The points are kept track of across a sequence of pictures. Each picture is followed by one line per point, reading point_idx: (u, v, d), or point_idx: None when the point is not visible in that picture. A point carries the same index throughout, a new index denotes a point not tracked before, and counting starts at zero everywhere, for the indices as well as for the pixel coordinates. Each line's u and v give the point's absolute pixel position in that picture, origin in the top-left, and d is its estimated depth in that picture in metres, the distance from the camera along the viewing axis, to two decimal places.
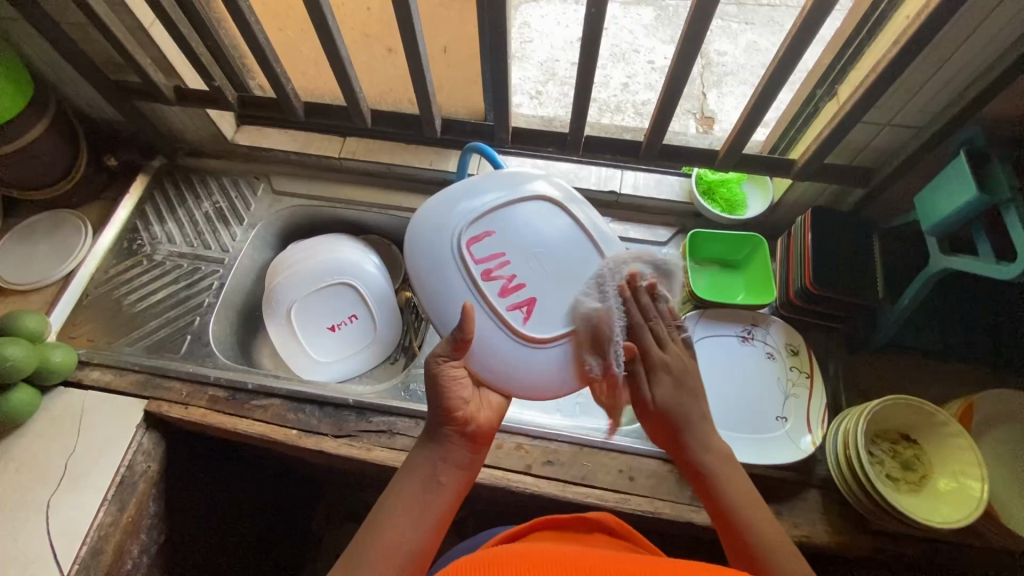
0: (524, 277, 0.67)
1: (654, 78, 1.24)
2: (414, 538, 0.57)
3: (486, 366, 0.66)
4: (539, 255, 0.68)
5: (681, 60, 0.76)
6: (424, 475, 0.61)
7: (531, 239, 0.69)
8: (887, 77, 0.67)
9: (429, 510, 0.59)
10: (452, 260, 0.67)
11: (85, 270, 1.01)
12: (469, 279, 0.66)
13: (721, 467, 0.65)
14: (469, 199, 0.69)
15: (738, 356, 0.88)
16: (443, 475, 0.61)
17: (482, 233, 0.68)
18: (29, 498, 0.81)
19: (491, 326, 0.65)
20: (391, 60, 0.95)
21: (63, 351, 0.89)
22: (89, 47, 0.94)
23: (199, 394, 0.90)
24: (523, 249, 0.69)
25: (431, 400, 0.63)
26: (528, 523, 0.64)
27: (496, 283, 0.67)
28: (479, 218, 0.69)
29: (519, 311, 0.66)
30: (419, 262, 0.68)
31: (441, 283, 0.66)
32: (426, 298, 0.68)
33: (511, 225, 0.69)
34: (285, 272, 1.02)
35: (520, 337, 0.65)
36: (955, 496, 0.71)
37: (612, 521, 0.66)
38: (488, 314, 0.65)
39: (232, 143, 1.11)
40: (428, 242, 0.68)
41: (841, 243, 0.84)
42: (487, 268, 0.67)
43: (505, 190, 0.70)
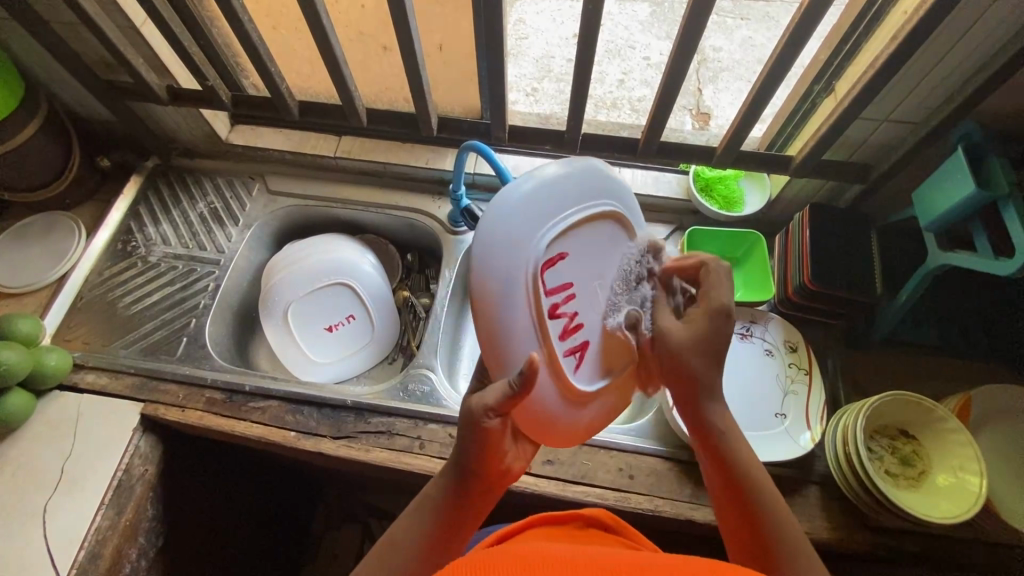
0: (586, 318, 0.59)
1: (650, 74, 1.24)
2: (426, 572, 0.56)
3: (530, 418, 0.58)
4: (600, 290, 0.61)
5: (678, 57, 0.75)
6: (440, 518, 0.57)
7: (596, 270, 0.60)
8: (885, 74, 0.67)
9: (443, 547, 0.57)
10: (525, 288, 0.53)
11: (79, 272, 1.00)
12: (540, 314, 0.54)
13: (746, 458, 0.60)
14: (541, 205, 0.54)
15: (737, 353, 0.88)
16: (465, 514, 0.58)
17: (557, 257, 0.56)
18: (25, 503, 0.81)
19: (548, 375, 0.56)
20: (386, 58, 0.94)
21: (58, 354, 0.88)
22: (80, 47, 0.93)
23: (196, 397, 0.89)
24: (588, 277, 0.60)
25: (469, 445, 0.56)
26: (522, 520, 0.65)
27: (560, 322, 0.56)
28: (556, 238, 0.55)
29: (574, 358, 0.58)
30: (480, 282, 0.52)
31: (509, 317, 0.52)
32: (484, 332, 0.53)
33: (579, 248, 0.58)
34: (281, 272, 1.02)
35: (571, 389, 0.58)
36: (954, 491, 0.71)
37: (605, 516, 0.67)
38: (547, 363, 0.56)
39: (227, 144, 1.10)
40: (494, 258, 0.52)
41: (839, 239, 0.84)
42: (556, 303, 0.56)
43: (581, 204, 0.57)
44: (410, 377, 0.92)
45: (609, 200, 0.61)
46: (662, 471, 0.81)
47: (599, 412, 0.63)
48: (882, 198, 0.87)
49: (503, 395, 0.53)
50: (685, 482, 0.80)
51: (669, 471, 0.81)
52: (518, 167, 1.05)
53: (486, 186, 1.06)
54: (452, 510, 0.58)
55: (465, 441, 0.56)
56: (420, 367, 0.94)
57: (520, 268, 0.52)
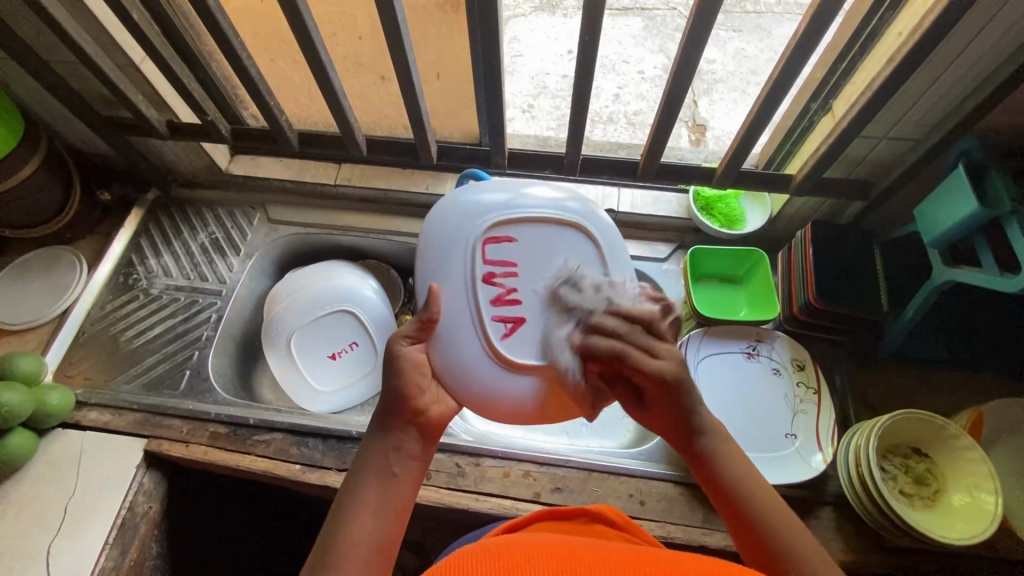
0: (523, 293, 0.61)
1: (646, 88, 1.24)
2: (374, 529, 0.52)
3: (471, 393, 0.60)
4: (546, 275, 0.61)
5: (676, 81, 0.76)
6: (379, 464, 0.55)
7: (539, 258, 0.62)
8: (884, 94, 0.68)
9: (387, 502, 0.53)
10: (462, 248, 0.61)
11: (80, 307, 1.00)
12: (469, 273, 0.60)
13: (725, 448, 0.57)
14: (485, 194, 0.63)
15: (744, 374, 0.87)
16: (399, 467, 0.55)
17: (505, 237, 0.62)
18: (27, 546, 0.80)
19: (468, 331, 0.59)
20: (384, 87, 0.95)
21: (60, 392, 0.87)
22: (80, 84, 0.93)
23: (200, 431, 0.88)
24: (538, 266, 0.62)
25: (388, 387, 0.57)
26: (528, 515, 0.60)
27: (493, 290, 0.60)
28: (506, 220, 0.62)
29: (502, 325, 0.60)
30: (430, 240, 0.63)
31: (443, 266, 0.61)
32: (420, 273, 0.63)
33: (537, 246, 0.62)
34: (284, 300, 1.01)
35: (497, 358, 0.59)
36: (969, 511, 0.70)
37: (610, 511, 0.61)
38: (475, 323, 0.59)
39: (227, 174, 1.11)
40: (448, 222, 0.63)
41: (843, 257, 0.83)
42: (491, 272, 0.61)
43: (532, 203, 0.63)
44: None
45: (583, 214, 0.64)
46: (673, 496, 0.80)
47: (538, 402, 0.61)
48: (884, 213, 0.87)
49: (413, 319, 0.59)
50: (697, 507, 0.79)
51: (679, 495, 0.80)
52: None
53: None
54: (390, 457, 0.55)
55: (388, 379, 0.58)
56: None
57: (469, 228, 0.61)
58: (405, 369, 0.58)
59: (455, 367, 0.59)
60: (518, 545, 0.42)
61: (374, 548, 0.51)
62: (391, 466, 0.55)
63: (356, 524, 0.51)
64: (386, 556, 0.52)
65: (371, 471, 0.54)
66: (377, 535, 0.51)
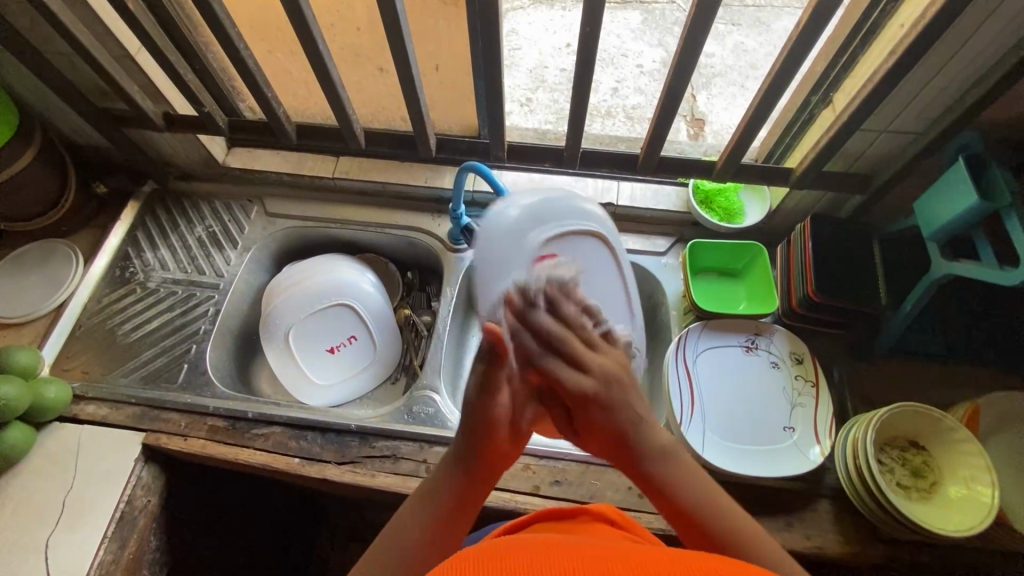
0: None
1: (645, 82, 1.23)
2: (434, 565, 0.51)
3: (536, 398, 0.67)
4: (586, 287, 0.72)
5: (677, 74, 0.75)
6: (450, 498, 0.54)
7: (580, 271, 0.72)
8: (885, 87, 0.67)
9: (450, 539, 0.53)
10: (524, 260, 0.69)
11: (77, 300, 0.99)
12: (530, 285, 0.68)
13: (673, 468, 0.51)
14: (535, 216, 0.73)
15: (743, 367, 0.87)
16: (471, 508, 0.54)
17: (553, 252, 0.71)
18: (26, 539, 0.79)
19: None
20: (382, 79, 0.94)
21: (57, 386, 0.87)
22: (75, 75, 0.92)
23: (199, 425, 0.88)
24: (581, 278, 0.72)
25: (473, 428, 0.55)
26: (530, 515, 0.62)
27: None
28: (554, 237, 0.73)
29: None
30: (491, 251, 0.71)
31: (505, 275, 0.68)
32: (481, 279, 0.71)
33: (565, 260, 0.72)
34: (282, 293, 1.01)
35: None
36: (966, 503, 0.71)
37: (613, 512, 0.62)
38: None
39: (224, 166, 1.10)
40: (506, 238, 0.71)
41: (842, 250, 0.83)
42: None
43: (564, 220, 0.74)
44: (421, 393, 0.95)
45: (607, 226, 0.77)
46: None
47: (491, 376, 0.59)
48: (884, 207, 0.87)
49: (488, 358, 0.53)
50: None
51: None
52: (518, 182, 1.04)
53: (486, 203, 1.05)
54: (466, 495, 0.54)
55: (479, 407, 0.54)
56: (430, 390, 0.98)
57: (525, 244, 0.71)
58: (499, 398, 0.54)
59: None
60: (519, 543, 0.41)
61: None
62: (464, 506, 0.54)
63: (411, 550, 0.50)
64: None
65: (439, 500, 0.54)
66: (430, 571, 0.50)
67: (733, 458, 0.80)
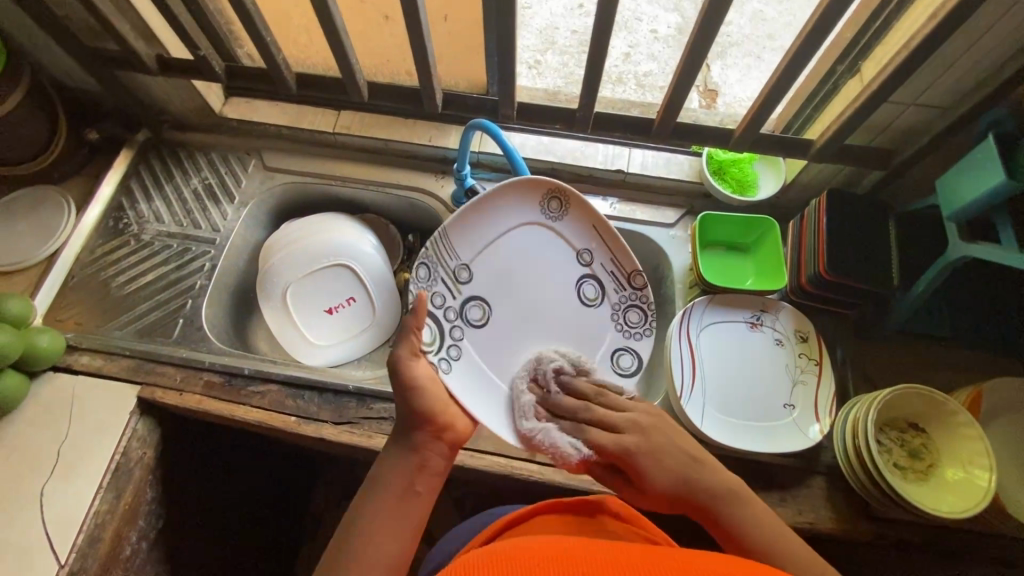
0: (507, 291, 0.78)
1: (659, 48, 1.18)
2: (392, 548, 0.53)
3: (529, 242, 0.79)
4: (507, 297, 0.78)
5: (699, 37, 0.71)
6: (400, 483, 0.57)
7: (493, 295, 0.77)
8: (922, 53, 0.64)
9: (407, 520, 0.55)
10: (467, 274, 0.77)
11: (69, 250, 0.97)
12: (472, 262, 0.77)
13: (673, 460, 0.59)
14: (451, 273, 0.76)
15: (747, 343, 0.86)
16: (420, 484, 0.58)
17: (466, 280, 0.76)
18: (21, 487, 0.79)
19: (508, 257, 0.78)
20: (388, 28, 0.89)
21: (50, 336, 0.85)
22: (64, 11, 0.87)
23: (194, 380, 0.87)
24: (498, 304, 0.77)
25: (401, 398, 0.63)
26: (531, 508, 0.62)
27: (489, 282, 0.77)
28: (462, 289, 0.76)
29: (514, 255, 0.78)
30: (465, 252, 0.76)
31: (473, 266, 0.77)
32: (468, 244, 0.76)
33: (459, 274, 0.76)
34: (279, 252, 0.99)
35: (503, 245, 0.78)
36: (961, 486, 0.71)
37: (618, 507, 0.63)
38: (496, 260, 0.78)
39: (220, 117, 1.06)
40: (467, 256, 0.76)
41: (858, 228, 0.81)
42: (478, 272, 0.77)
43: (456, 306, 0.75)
44: (608, 361, 0.78)
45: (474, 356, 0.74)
46: None
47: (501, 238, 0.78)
48: (904, 185, 0.84)
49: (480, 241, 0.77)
50: None
51: None
52: (525, 145, 1.01)
53: (492, 165, 1.02)
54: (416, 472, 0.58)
55: (403, 398, 0.63)
56: (616, 346, 0.78)
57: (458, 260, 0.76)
58: (416, 381, 0.63)
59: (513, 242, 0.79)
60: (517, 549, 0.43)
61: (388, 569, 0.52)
62: (414, 485, 0.57)
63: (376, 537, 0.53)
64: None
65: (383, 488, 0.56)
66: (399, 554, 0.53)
67: (730, 433, 0.80)
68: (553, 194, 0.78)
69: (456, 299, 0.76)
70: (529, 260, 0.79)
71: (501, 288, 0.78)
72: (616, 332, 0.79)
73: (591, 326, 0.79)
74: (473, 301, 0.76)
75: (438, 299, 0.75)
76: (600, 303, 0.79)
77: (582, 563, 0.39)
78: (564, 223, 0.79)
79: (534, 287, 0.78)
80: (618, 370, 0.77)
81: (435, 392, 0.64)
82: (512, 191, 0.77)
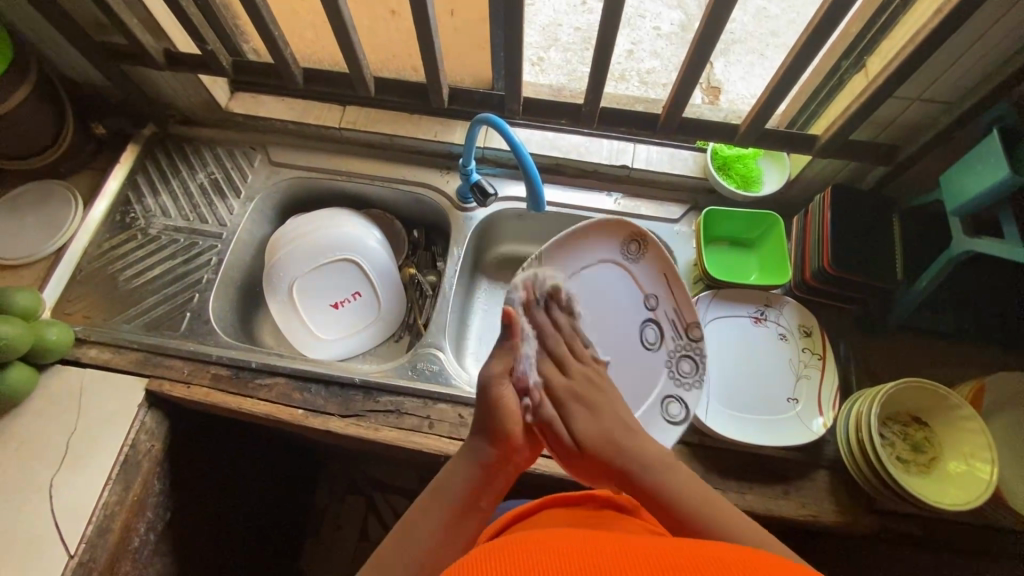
0: (605, 302, 0.81)
1: (661, 45, 1.18)
2: (448, 554, 0.52)
3: (637, 279, 0.82)
4: (605, 311, 0.81)
5: (706, 32, 0.71)
6: (465, 494, 0.56)
7: (588, 295, 0.80)
8: (928, 48, 0.64)
9: (463, 531, 0.54)
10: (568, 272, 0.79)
11: (77, 244, 0.98)
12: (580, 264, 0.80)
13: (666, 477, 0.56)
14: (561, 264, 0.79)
15: (750, 338, 0.87)
16: (484, 500, 0.57)
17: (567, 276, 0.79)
18: (30, 478, 0.80)
19: (624, 284, 0.82)
20: (394, 23, 0.90)
21: (58, 329, 0.86)
22: (72, 5, 0.88)
23: (202, 373, 0.88)
24: (596, 307, 0.80)
25: (483, 412, 0.61)
26: (538, 501, 0.64)
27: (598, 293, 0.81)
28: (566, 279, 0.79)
29: (630, 286, 0.82)
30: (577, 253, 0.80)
31: (581, 268, 0.80)
32: (586, 250, 0.80)
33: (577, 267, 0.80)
34: (285, 246, 0.99)
35: (623, 271, 0.82)
36: (963, 478, 0.71)
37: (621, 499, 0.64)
38: (615, 281, 0.82)
39: (226, 112, 1.06)
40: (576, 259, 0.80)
41: (861, 223, 0.81)
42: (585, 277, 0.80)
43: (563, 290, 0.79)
44: (658, 408, 0.78)
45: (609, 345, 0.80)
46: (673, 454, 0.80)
47: (612, 267, 0.81)
48: (908, 180, 0.84)
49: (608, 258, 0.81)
50: (696, 465, 0.79)
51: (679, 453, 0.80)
52: (530, 140, 1.01)
53: (497, 160, 1.03)
54: (478, 488, 0.57)
55: (484, 412, 0.61)
56: (664, 393, 0.79)
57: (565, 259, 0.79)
58: (502, 401, 0.61)
59: (625, 271, 0.82)
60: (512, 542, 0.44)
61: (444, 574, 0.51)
62: (478, 500, 0.56)
63: (433, 539, 0.53)
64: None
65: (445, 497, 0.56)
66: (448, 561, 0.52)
67: (734, 426, 0.81)
68: (636, 237, 0.81)
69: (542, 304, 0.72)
70: (603, 294, 0.81)
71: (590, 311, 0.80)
72: (668, 380, 0.79)
73: (648, 372, 0.80)
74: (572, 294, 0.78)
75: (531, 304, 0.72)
76: (658, 348, 0.81)
77: (573, 554, 0.39)
78: (640, 266, 0.82)
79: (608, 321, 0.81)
80: (665, 416, 0.78)
81: (514, 414, 0.61)
82: (610, 227, 0.80)
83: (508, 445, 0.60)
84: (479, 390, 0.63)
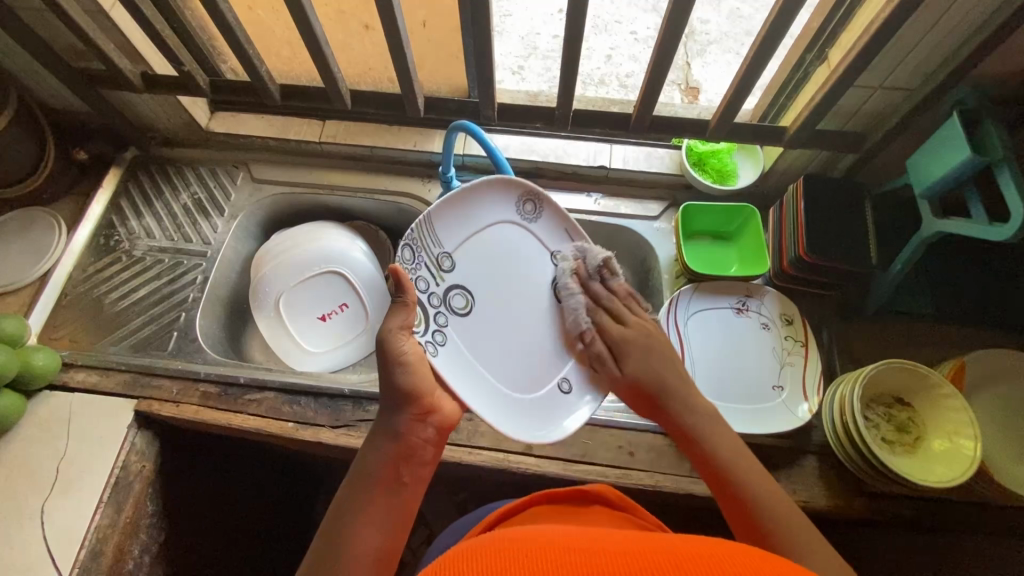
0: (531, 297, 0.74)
1: (639, 49, 1.20)
2: (377, 539, 0.52)
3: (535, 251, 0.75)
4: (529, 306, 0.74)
5: (670, 32, 0.73)
6: (388, 468, 0.56)
7: (503, 279, 0.73)
8: (883, 37, 0.66)
9: (390, 512, 0.54)
10: (451, 238, 0.70)
11: (62, 269, 0.98)
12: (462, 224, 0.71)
13: (731, 457, 0.58)
14: (450, 225, 0.70)
15: (733, 328, 0.88)
16: (406, 474, 0.57)
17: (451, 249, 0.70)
18: (20, 506, 0.80)
19: (541, 247, 0.76)
20: (368, 37, 0.91)
21: (45, 354, 0.86)
22: (48, 33, 0.89)
23: (190, 391, 0.88)
24: (502, 282, 0.73)
25: (385, 373, 0.61)
26: (527, 497, 0.64)
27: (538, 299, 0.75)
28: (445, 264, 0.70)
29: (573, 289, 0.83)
30: (462, 214, 0.71)
31: (484, 223, 0.73)
32: (466, 206, 0.72)
33: (476, 246, 0.72)
34: (271, 262, 1.00)
35: (524, 222, 0.75)
36: (948, 456, 0.72)
37: (608, 492, 0.64)
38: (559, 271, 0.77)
39: (207, 131, 1.07)
40: (457, 217, 0.71)
41: (833, 210, 0.83)
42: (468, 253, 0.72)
43: (456, 279, 0.70)
44: None
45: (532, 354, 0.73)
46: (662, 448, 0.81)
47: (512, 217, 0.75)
48: (879, 166, 0.86)
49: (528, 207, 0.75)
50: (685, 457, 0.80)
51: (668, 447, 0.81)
52: (509, 146, 1.02)
53: (476, 167, 1.04)
54: (399, 462, 0.57)
55: (385, 374, 0.61)
56: None
57: (449, 230, 0.70)
58: (404, 355, 0.61)
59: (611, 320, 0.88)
60: (499, 541, 0.43)
61: (375, 556, 0.50)
62: (399, 473, 0.56)
63: (358, 522, 0.52)
64: (388, 566, 0.51)
65: (360, 483, 0.55)
66: (372, 547, 0.51)
67: (721, 416, 0.82)
68: (528, 195, 0.75)
69: (440, 284, 0.69)
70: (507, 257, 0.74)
71: (496, 275, 0.73)
72: None
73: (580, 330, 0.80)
74: (462, 286, 0.70)
75: (422, 284, 0.67)
76: None
77: (561, 553, 0.39)
78: (539, 224, 0.76)
79: (509, 285, 0.73)
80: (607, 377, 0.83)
81: (424, 373, 0.62)
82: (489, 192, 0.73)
83: (425, 410, 0.61)
84: (378, 348, 0.61)
